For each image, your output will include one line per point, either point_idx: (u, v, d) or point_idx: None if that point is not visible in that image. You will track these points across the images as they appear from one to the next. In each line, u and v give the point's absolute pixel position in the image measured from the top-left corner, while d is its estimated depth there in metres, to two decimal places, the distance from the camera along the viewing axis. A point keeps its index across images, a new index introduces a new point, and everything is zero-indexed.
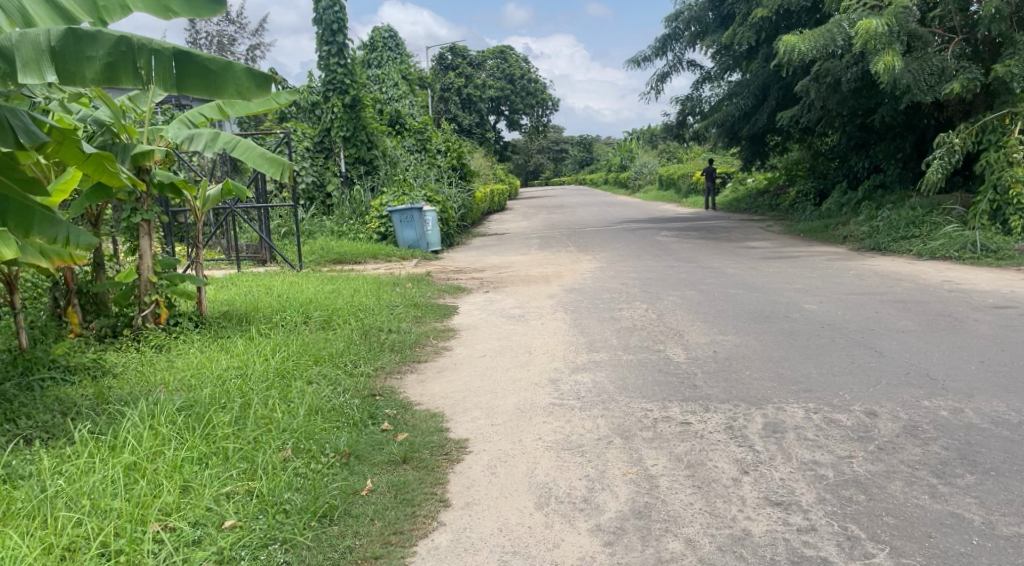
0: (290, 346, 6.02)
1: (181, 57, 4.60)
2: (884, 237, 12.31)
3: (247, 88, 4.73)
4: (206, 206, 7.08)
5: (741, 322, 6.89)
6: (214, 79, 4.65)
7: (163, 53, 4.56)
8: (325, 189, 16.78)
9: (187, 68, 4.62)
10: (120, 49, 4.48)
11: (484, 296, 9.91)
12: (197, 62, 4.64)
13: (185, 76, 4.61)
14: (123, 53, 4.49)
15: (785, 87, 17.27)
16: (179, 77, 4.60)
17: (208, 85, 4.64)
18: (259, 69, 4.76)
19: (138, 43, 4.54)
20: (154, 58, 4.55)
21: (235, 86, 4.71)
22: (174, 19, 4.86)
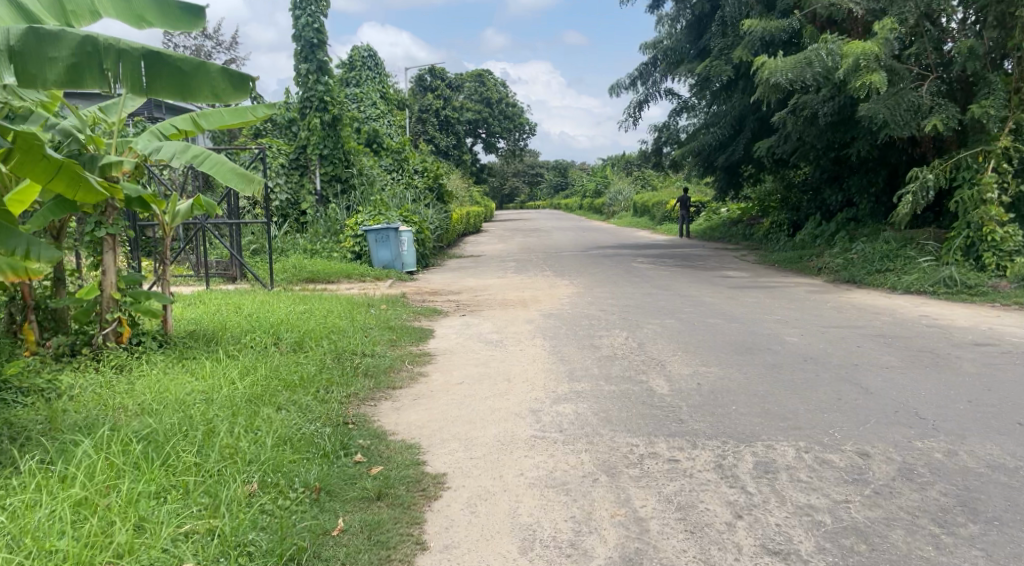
0: (258, 370, 5.79)
1: (151, 59, 4.76)
2: (859, 270, 12.33)
3: (222, 89, 5.01)
4: (176, 222, 6.86)
5: (724, 353, 6.75)
6: (187, 79, 4.88)
7: (132, 54, 4.70)
8: (299, 206, 16.66)
9: (160, 70, 4.81)
10: (86, 50, 4.57)
11: (461, 319, 9.71)
12: (169, 63, 4.84)
13: (157, 77, 4.79)
14: (89, 54, 4.58)
15: (761, 118, 17.38)
16: (149, 78, 4.76)
17: (181, 85, 4.86)
18: (234, 70, 5.05)
19: (105, 44, 4.64)
20: (121, 60, 4.67)
21: (210, 86, 4.97)
22: (147, 29, 5.05)
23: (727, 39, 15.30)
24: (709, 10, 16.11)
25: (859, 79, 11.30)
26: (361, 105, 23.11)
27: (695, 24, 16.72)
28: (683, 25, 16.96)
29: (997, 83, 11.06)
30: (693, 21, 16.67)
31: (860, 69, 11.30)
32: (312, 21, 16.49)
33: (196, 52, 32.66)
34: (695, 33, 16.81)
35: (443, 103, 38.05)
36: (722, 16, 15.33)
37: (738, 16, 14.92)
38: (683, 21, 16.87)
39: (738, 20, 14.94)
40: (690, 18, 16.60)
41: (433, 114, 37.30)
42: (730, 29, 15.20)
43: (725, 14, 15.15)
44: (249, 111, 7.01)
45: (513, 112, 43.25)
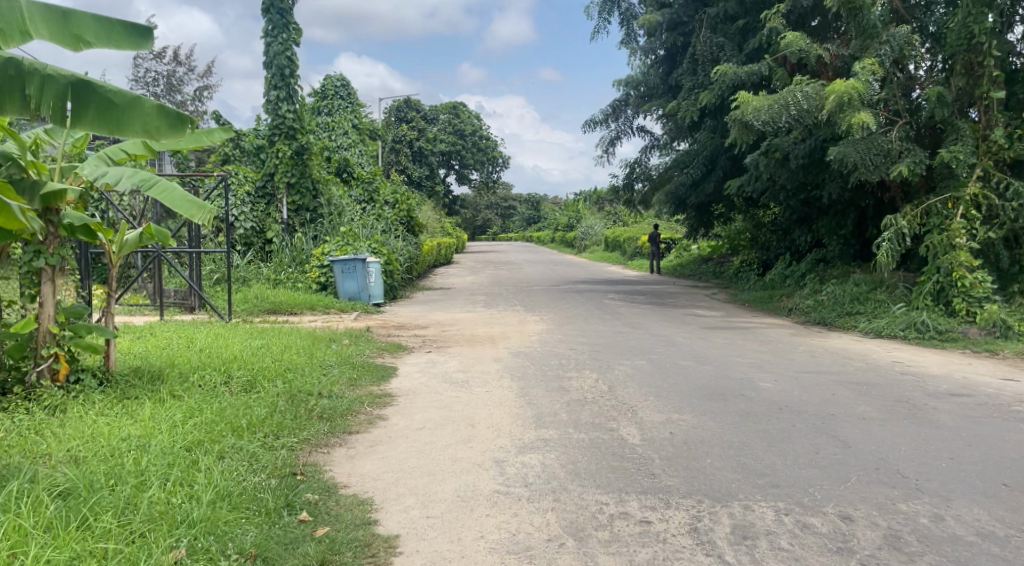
0: (204, 413, 5.52)
1: (79, 88, 5.00)
2: (830, 312, 12.24)
3: (154, 126, 5.21)
4: (123, 251, 6.64)
5: (697, 399, 6.51)
6: (117, 111, 5.09)
7: (58, 82, 4.95)
8: (264, 235, 16.18)
9: (90, 101, 5.03)
10: (10, 75, 4.82)
11: (426, 356, 9.39)
12: (100, 95, 5.07)
13: (84, 106, 5.02)
14: (13, 79, 4.82)
15: (732, 157, 17.41)
16: (75, 107, 4.99)
17: (109, 116, 5.06)
18: (168, 108, 5.25)
19: (31, 71, 4.89)
20: (46, 87, 4.92)
21: (142, 122, 5.17)
22: (83, 49, 5.20)
23: (697, 78, 15.21)
24: (681, 47, 16.12)
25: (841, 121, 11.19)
26: (333, 134, 22.84)
27: (665, 61, 16.72)
28: (654, 62, 16.97)
29: (965, 129, 11.11)
30: (663, 57, 16.66)
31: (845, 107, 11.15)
32: (283, 50, 16.23)
33: (168, 77, 32.28)
34: (666, 69, 16.81)
35: (417, 134, 37.91)
36: (691, 54, 15.28)
37: (709, 55, 14.91)
38: (654, 57, 16.88)
39: (709, 59, 14.92)
40: (661, 55, 16.62)
41: (407, 145, 37.13)
42: (699, 68, 15.11)
43: (694, 53, 15.14)
44: (204, 136, 6.92)
45: (487, 145, 43.20)
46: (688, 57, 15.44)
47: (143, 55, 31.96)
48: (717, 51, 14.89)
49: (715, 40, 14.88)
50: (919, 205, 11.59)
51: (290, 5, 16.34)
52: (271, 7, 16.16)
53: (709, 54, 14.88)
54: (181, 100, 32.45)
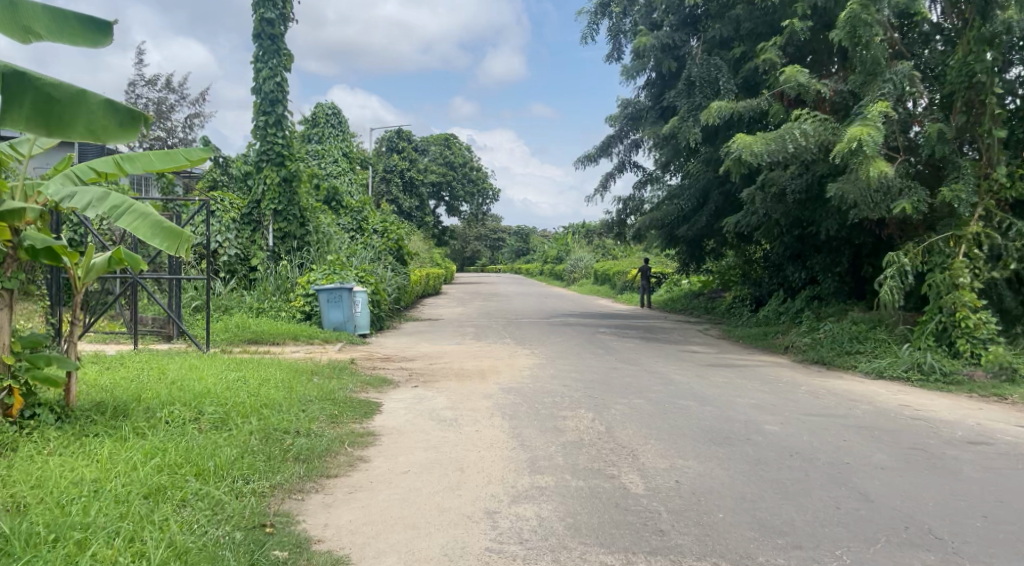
0: (168, 453, 5.12)
1: (16, 81, 4.80)
2: (827, 351, 11.86)
3: (101, 125, 5.08)
4: (89, 277, 6.24)
5: (702, 443, 6.10)
6: (58, 107, 4.93)
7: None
8: (248, 263, 15.67)
9: (28, 93, 4.84)
10: None
11: (413, 391, 8.93)
12: (40, 90, 4.89)
13: (22, 99, 4.82)
14: None
15: (725, 192, 17.13)
16: (12, 100, 4.79)
17: (50, 113, 4.90)
18: (117, 105, 5.15)
19: None
20: None
21: (88, 120, 5.03)
22: (34, 42, 5.03)
23: (693, 99, 14.73)
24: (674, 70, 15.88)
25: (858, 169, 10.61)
26: (322, 162, 22.50)
27: (658, 82, 16.51)
28: (646, 83, 16.78)
29: (967, 168, 10.82)
30: (655, 78, 16.45)
31: (857, 154, 10.62)
32: (273, 75, 15.92)
33: (159, 102, 31.99)
34: (657, 91, 16.62)
35: (409, 164, 37.64)
36: (685, 77, 14.88)
37: (705, 76, 14.55)
38: (645, 80, 16.68)
39: (706, 81, 14.56)
40: (654, 77, 16.40)
41: (398, 175, 36.78)
42: (694, 91, 14.76)
43: (689, 74, 14.82)
44: (182, 156, 6.47)
45: (477, 176, 43.05)
46: (682, 80, 15.02)
47: (135, 80, 31.70)
48: (714, 72, 14.56)
49: (710, 62, 14.61)
50: (920, 244, 11.26)
51: (282, 31, 16.07)
52: (261, 32, 15.88)
53: (705, 76, 14.56)
54: (172, 126, 32.14)
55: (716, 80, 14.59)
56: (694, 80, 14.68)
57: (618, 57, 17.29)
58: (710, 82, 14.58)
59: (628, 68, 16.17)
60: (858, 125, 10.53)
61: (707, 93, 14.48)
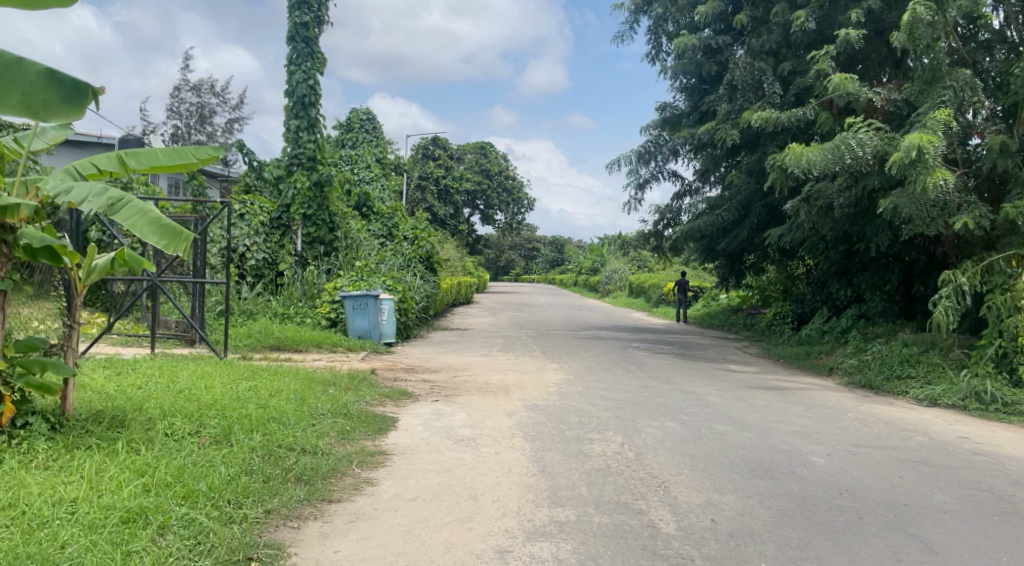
0: (159, 471, 4.77)
1: None
2: (876, 375, 11.24)
3: (39, 100, 4.88)
4: (91, 278, 5.89)
5: (741, 477, 5.58)
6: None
7: None
8: (276, 267, 15.40)
9: None
10: None
11: (433, 406, 8.51)
12: None
13: None
14: None
15: (768, 205, 16.59)
16: None
17: None
18: (62, 80, 4.96)
19: None
20: None
21: (24, 93, 4.86)
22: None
23: (734, 104, 14.33)
24: (715, 74, 15.45)
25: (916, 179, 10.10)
26: (355, 167, 22.27)
27: (696, 87, 16.13)
28: (685, 88, 16.43)
29: None
30: (695, 83, 16.10)
31: (914, 166, 10.14)
32: (306, 78, 15.69)
33: (201, 107, 32.16)
34: (697, 97, 16.27)
35: (445, 172, 37.42)
36: (728, 80, 14.39)
37: (748, 79, 14.02)
38: (684, 85, 16.32)
39: (750, 84, 14.05)
40: (693, 81, 15.97)
41: (433, 182, 36.51)
42: (737, 94, 14.27)
43: (732, 78, 14.30)
44: (190, 151, 6.11)
45: (513, 185, 42.72)
46: (724, 85, 14.58)
47: (180, 85, 31.92)
48: (758, 76, 14.00)
49: (755, 65, 14.05)
50: (980, 262, 10.55)
51: (317, 34, 15.85)
52: (296, 35, 15.67)
53: (749, 79, 14.02)
54: (213, 131, 32.30)
55: (760, 83, 14.04)
56: (737, 84, 14.18)
57: (661, 59, 16.80)
58: (753, 85, 14.08)
59: (667, 68, 15.70)
60: (918, 134, 9.99)
61: (749, 97, 14.05)
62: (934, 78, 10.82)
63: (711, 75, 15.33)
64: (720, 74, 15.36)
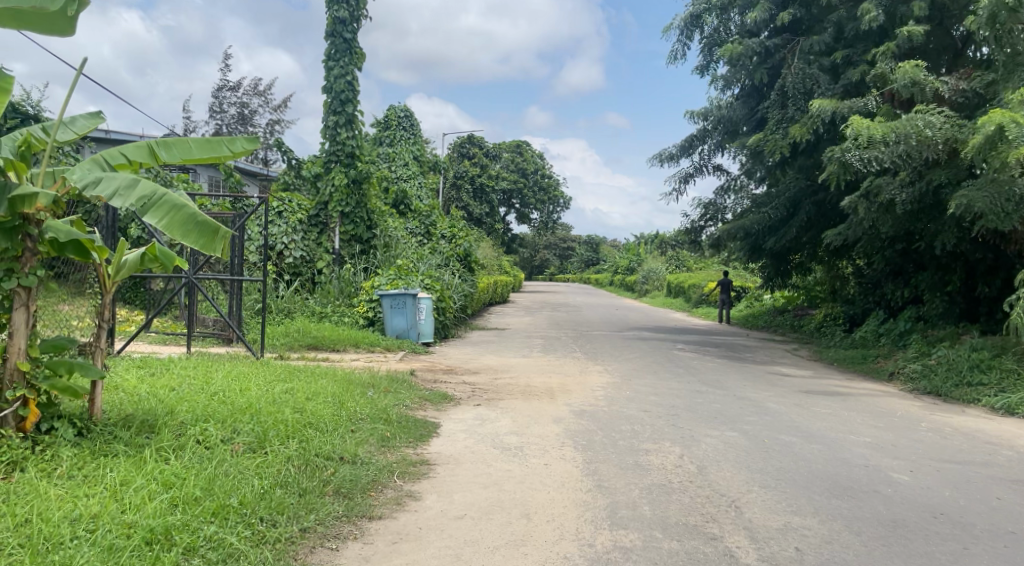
0: (189, 483, 4.42)
1: None
2: (942, 381, 10.74)
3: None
4: (120, 275, 5.58)
5: (817, 498, 5.10)
6: None
7: None
8: (314, 266, 15.17)
9: None
10: None
11: (475, 410, 8.08)
12: None
13: None
14: None
15: (817, 202, 15.93)
16: None
17: None
18: None
19: None
20: None
21: None
22: None
23: (786, 111, 13.67)
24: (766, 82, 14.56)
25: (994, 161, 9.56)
26: (393, 165, 21.96)
27: (753, 93, 15.10)
28: (740, 93, 15.31)
29: None
30: (750, 89, 15.05)
31: (993, 146, 9.63)
32: (344, 73, 15.41)
33: (241, 107, 32.20)
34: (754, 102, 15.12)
35: (480, 170, 37.01)
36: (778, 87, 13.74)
37: (799, 87, 13.37)
38: (739, 89, 15.22)
39: (801, 92, 13.40)
40: (748, 88, 15.05)
41: (468, 181, 35.91)
42: (789, 102, 13.62)
43: (783, 84, 13.66)
44: (224, 144, 5.80)
45: (549, 183, 42.25)
46: (776, 90, 13.90)
47: (220, 85, 31.99)
48: (810, 84, 13.34)
49: (807, 71, 13.38)
50: None
51: (354, 29, 15.53)
52: (334, 31, 15.36)
53: (800, 86, 13.36)
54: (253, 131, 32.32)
55: (811, 91, 13.41)
56: (788, 91, 13.53)
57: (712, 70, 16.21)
58: (805, 93, 13.41)
59: (717, 77, 15.13)
60: (999, 110, 9.48)
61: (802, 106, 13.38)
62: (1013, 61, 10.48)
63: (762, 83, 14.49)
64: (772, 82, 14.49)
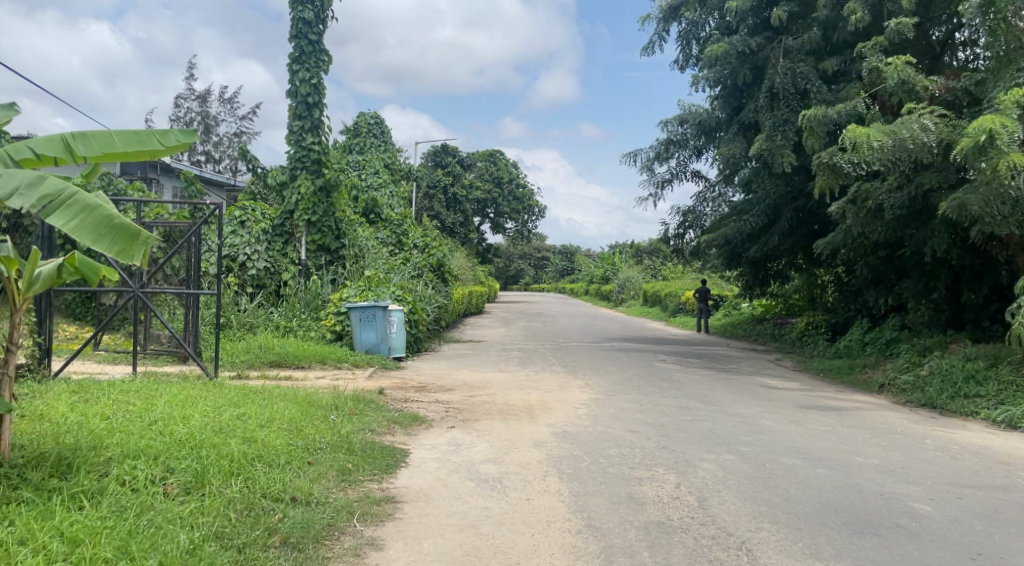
0: (99, 542, 3.74)
1: None
2: (937, 393, 10.18)
3: None
4: (33, 290, 4.82)
5: (839, 535, 4.50)
6: None
7: None
8: (278, 278, 14.27)
9: None
10: None
11: (448, 434, 7.37)
12: None
13: None
14: None
15: (798, 209, 15.52)
16: None
17: None
18: None
19: None
20: None
21: None
22: None
23: (777, 114, 13.10)
24: (751, 82, 14.08)
25: (985, 165, 9.03)
26: (363, 173, 21.23)
27: (734, 93, 14.59)
28: (720, 95, 14.77)
29: None
30: (731, 89, 14.55)
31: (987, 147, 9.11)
32: (310, 76, 14.70)
33: (206, 116, 31.37)
34: (736, 103, 14.62)
35: (453, 180, 36.32)
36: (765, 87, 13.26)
37: (790, 86, 12.95)
38: (721, 91, 14.68)
39: (793, 92, 13.04)
40: (730, 88, 14.52)
41: (441, 191, 35.41)
42: (778, 103, 13.20)
43: (771, 85, 13.19)
44: (155, 137, 5.17)
45: (524, 193, 41.66)
46: (762, 92, 13.37)
47: (184, 95, 31.11)
48: (801, 83, 12.96)
49: (795, 69, 13.01)
50: None
51: (320, 30, 14.83)
52: (299, 32, 14.66)
53: (791, 86, 12.96)
54: (219, 141, 31.50)
55: (805, 90, 13.06)
56: (777, 92, 13.08)
57: (691, 64, 15.68)
58: (797, 93, 13.03)
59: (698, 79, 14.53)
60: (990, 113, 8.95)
61: (795, 107, 13.04)
62: (1006, 57, 10.00)
63: (746, 83, 14.01)
64: (757, 81, 14.01)
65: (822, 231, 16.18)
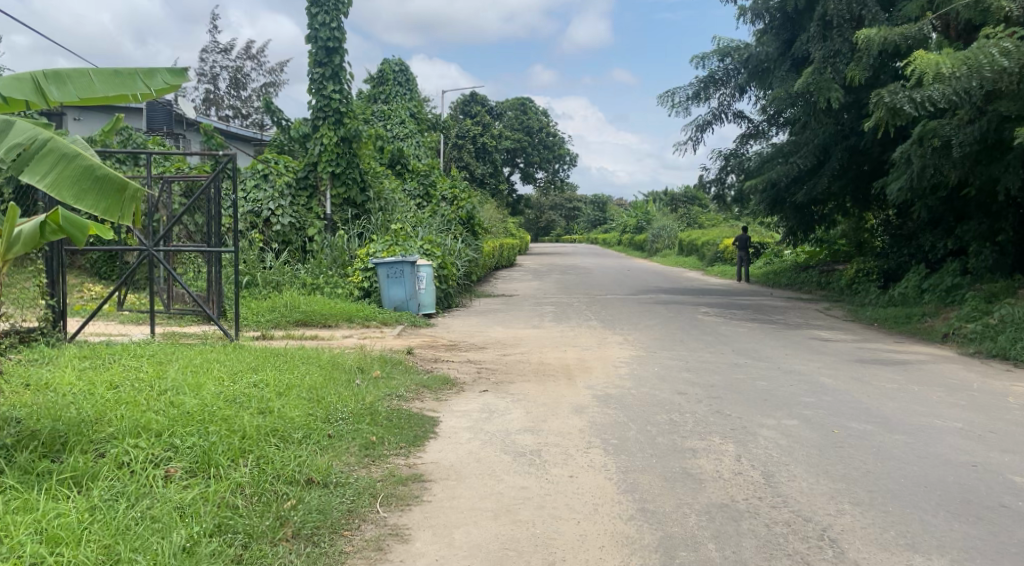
0: (82, 544, 3.25)
1: None
2: (1009, 342, 9.42)
3: None
4: (12, 252, 4.34)
5: (936, 522, 3.89)
6: None
7: None
8: (304, 234, 13.76)
9: None
10: None
11: (481, 399, 6.82)
12: None
13: None
14: None
15: (848, 148, 14.53)
16: None
17: None
18: None
19: None
20: None
21: None
22: None
23: (829, 44, 12.12)
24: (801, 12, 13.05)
25: None
26: (388, 123, 20.52)
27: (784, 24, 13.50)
28: (767, 28, 13.75)
29: None
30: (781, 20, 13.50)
31: None
32: (329, 21, 13.92)
33: (233, 70, 30.84)
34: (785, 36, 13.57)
35: (482, 130, 35.36)
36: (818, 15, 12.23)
37: (845, 13, 11.93)
38: (769, 22, 13.66)
39: (848, 19, 11.97)
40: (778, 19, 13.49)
41: (470, 141, 34.53)
42: (831, 33, 12.19)
43: (824, 13, 12.16)
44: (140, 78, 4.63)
45: (554, 142, 40.56)
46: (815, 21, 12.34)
47: (210, 48, 30.52)
48: (857, 9, 11.94)
49: None
50: None
51: None
52: None
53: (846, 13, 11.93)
54: (247, 95, 30.99)
55: (860, 17, 12.00)
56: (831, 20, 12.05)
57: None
58: (851, 21, 11.99)
59: (745, 9, 13.58)
60: None
61: (849, 36, 11.97)
62: None
63: (797, 11, 12.99)
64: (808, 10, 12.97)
65: (875, 172, 15.18)
